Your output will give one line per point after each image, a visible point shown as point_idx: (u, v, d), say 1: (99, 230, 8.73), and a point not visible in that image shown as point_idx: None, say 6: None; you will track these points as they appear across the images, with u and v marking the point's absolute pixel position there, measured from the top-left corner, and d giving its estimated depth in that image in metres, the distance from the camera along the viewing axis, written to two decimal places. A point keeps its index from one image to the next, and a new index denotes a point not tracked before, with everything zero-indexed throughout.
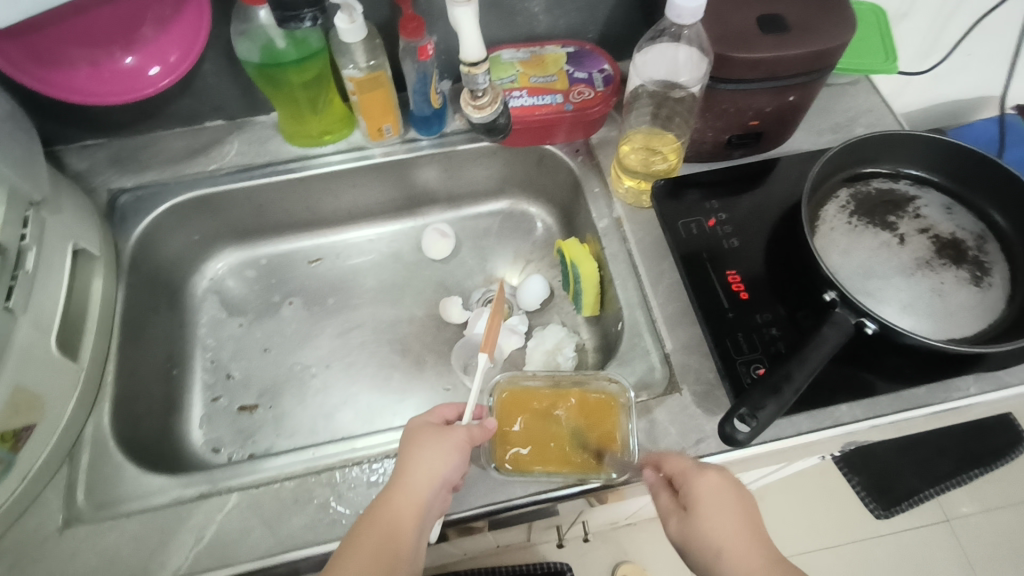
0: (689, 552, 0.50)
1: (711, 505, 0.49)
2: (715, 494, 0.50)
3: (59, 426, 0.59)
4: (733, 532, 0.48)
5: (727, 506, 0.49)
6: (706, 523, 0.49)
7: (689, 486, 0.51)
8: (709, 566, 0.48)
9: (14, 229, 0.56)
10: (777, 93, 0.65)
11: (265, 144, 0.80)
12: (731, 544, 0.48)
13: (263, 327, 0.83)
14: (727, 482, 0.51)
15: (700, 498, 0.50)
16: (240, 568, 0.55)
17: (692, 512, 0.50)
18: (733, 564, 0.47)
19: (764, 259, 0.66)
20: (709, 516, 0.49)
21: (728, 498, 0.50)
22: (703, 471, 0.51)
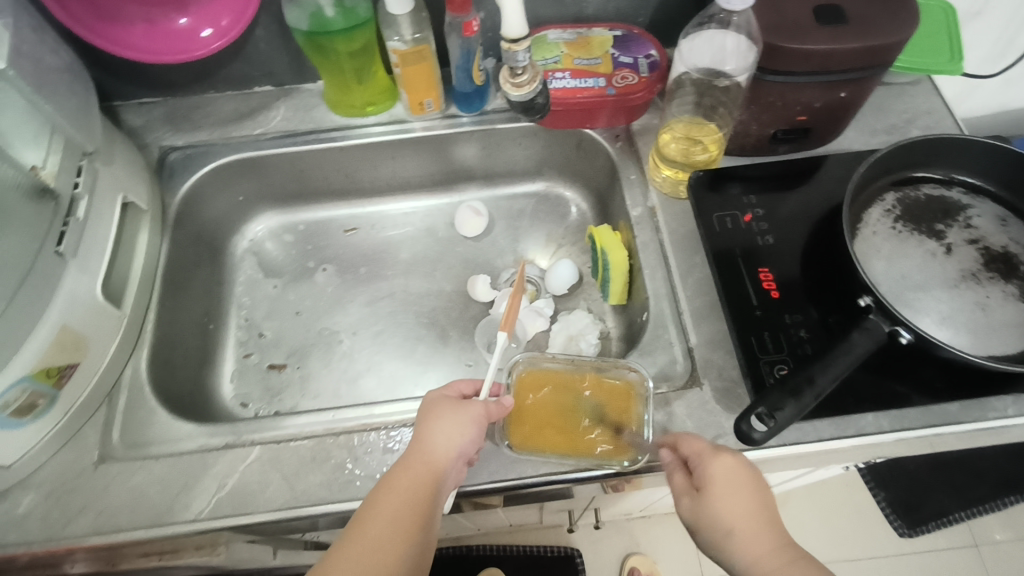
0: (700, 531, 0.51)
1: (726, 487, 0.50)
2: (730, 476, 0.50)
3: (100, 367, 0.62)
4: (746, 514, 0.49)
5: (741, 489, 0.50)
6: (720, 504, 0.49)
7: (704, 467, 0.51)
8: (720, 545, 0.49)
9: (68, 177, 0.60)
10: (827, 88, 0.63)
11: (310, 111, 0.82)
12: (744, 525, 0.48)
13: (296, 291, 0.86)
14: (743, 465, 0.51)
15: (715, 479, 0.50)
16: (257, 517, 0.57)
17: (705, 493, 0.51)
18: (745, 545, 0.48)
19: (799, 259, 0.64)
20: (722, 497, 0.50)
21: (742, 481, 0.50)
22: (719, 453, 0.52)
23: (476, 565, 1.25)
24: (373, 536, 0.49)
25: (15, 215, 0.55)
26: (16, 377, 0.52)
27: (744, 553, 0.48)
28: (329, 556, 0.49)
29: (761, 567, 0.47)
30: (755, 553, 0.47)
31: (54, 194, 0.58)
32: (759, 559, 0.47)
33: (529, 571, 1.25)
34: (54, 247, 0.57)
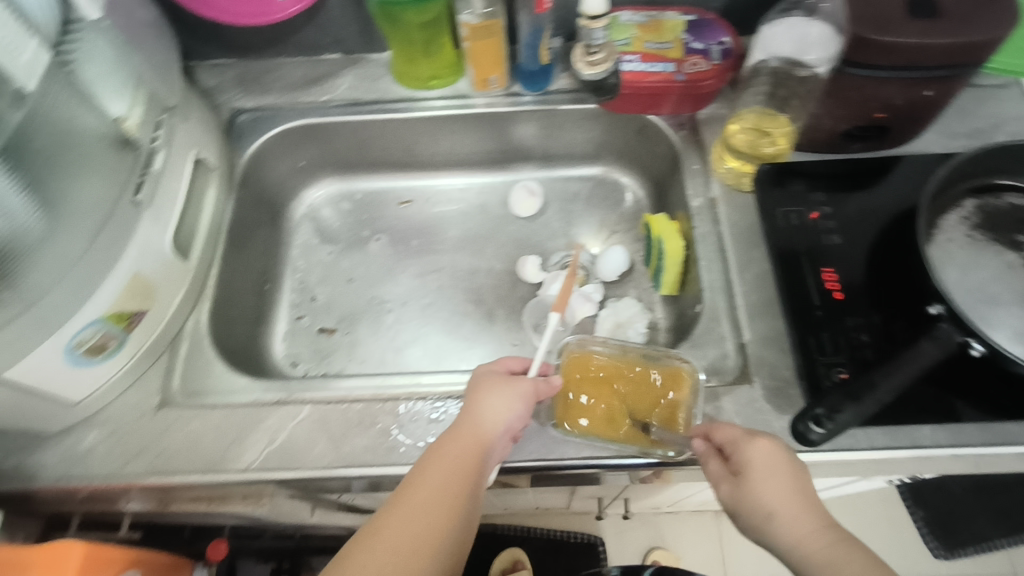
0: (741, 516, 0.49)
1: (764, 469, 0.49)
2: (768, 460, 0.49)
3: (166, 315, 0.65)
4: (787, 496, 0.47)
5: (780, 471, 0.49)
6: (759, 486, 0.48)
7: (740, 452, 0.50)
8: (762, 528, 0.47)
9: (148, 130, 0.61)
10: (911, 85, 0.60)
11: (376, 81, 0.83)
12: (785, 508, 0.47)
13: (350, 259, 0.87)
14: (781, 452, 0.50)
15: (752, 464, 0.49)
16: (304, 472, 0.59)
17: (743, 477, 0.49)
18: (787, 528, 0.46)
19: (867, 262, 0.62)
20: (760, 479, 0.48)
21: (780, 464, 0.49)
22: (754, 437, 0.51)
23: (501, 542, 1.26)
24: (423, 499, 0.51)
25: (98, 161, 0.58)
26: (91, 318, 0.55)
27: (787, 535, 0.46)
28: (380, 515, 0.50)
29: (806, 549, 0.45)
30: (798, 534, 0.46)
31: (135, 146, 0.60)
32: (803, 540, 0.45)
33: (553, 554, 1.27)
34: (132, 197, 0.57)
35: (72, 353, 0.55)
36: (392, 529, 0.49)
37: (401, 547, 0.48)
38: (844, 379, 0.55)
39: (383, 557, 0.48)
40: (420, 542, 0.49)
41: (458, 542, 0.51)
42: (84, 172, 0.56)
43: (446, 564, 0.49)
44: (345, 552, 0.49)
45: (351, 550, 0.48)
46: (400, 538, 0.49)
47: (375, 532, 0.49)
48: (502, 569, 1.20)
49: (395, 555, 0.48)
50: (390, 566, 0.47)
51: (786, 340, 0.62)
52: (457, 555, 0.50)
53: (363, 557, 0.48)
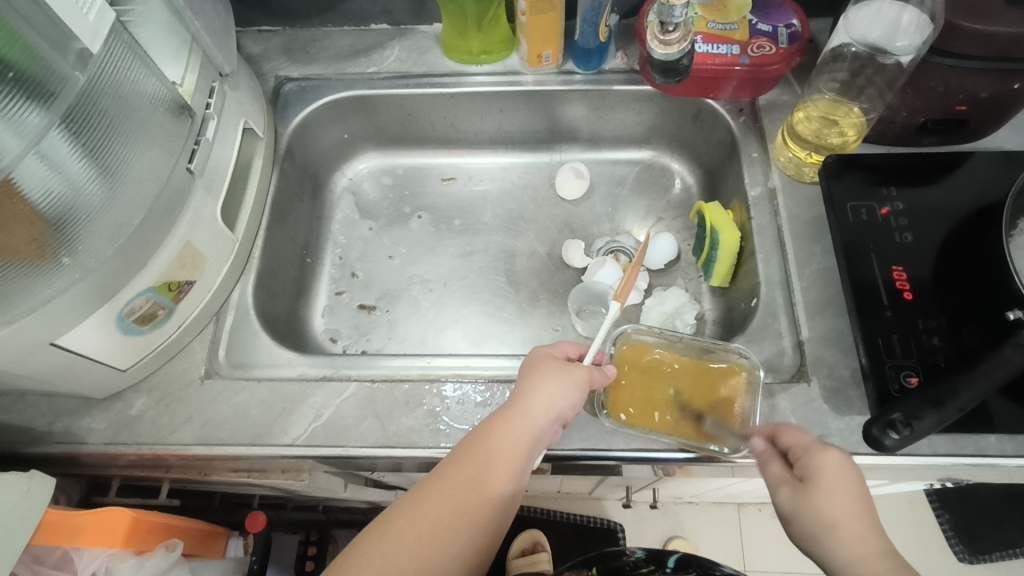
0: (795, 522, 0.48)
1: (832, 482, 0.47)
2: (838, 473, 0.48)
3: (213, 286, 0.64)
4: (852, 513, 0.46)
5: (848, 487, 0.47)
6: (824, 498, 0.47)
7: (809, 458, 0.49)
8: (817, 539, 0.46)
9: (202, 97, 0.60)
10: (1001, 77, 0.57)
11: (424, 54, 0.81)
12: (847, 525, 0.46)
13: (391, 235, 0.86)
14: (852, 466, 0.48)
15: (820, 473, 0.48)
16: (350, 450, 0.58)
17: (808, 485, 0.48)
18: (845, 546, 0.45)
19: (939, 262, 0.59)
20: (826, 491, 0.47)
21: (849, 480, 0.47)
22: (827, 450, 0.49)
23: (521, 524, 1.26)
24: (465, 478, 0.51)
25: (155, 127, 0.55)
26: (143, 286, 0.54)
27: (843, 552, 0.45)
28: (423, 485, 0.51)
29: (858, 568, 0.44)
30: (857, 553, 0.45)
31: (190, 112, 0.59)
32: (859, 560, 0.45)
33: (572, 537, 1.26)
34: (187, 163, 0.57)
35: (123, 321, 0.55)
36: (432, 502, 0.50)
37: (441, 519, 0.50)
38: (913, 383, 0.53)
39: (420, 528, 0.50)
40: (458, 519, 0.50)
41: (496, 520, 0.52)
42: (143, 139, 0.54)
43: (482, 541, 0.51)
44: (388, 514, 0.52)
45: (393, 514, 0.51)
46: (439, 512, 0.50)
47: (416, 501, 0.51)
48: (521, 550, 1.20)
49: (432, 527, 0.50)
50: (426, 537, 0.49)
51: (847, 339, 0.60)
52: (494, 532, 0.52)
53: (403, 524, 0.50)
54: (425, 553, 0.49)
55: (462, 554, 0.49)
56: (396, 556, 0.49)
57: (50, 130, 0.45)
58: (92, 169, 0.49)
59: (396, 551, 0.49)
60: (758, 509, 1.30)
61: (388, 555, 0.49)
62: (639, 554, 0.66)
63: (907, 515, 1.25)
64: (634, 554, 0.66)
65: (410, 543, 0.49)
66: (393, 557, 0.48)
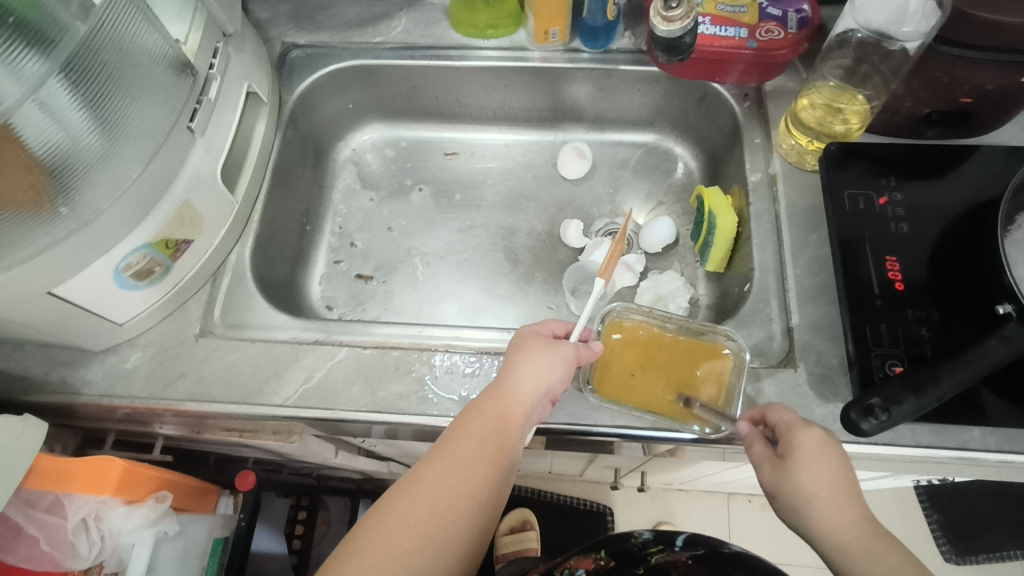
0: (780, 497, 0.50)
1: (811, 458, 0.48)
2: (818, 449, 0.48)
3: (211, 246, 0.65)
4: (831, 486, 0.47)
5: (826, 463, 0.48)
6: (803, 473, 0.48)
7: (790, 436, 0.50)
8: (799, 511, 0.48)
9: (205, 57, 0.61)
10: (1008, 69, 0.56)
11: (431, 26, 0.80)
12: (825, 496, 0.47)
13: (391, 207, 0.87)
14: (833, 442, 0.49)
15: (800, 448, 0.49)
16: (338, 413, 0.59)
17: (789, 462, 0.49)
18: (823, 515, 0.47)
19: (933, 254, 0.58)
20: (806, 465, 0.48)
21: (830, 455, 0.48)
22: (807, 427, 0.50)
23: (510, 502, 1.28)
24: (460, 456, 0.51)
25: (157, 84, 0.55)
26: (140, 242, 0.55)
27: (821, 522, 0.47)
28: (418, 467, 0.52)
29: (837, 537, 0.46)
30: (834, 523, 0.47)
31: (192, 71, 0.59)
32: (835, 528, 0.46)
33: (560, 518, 1.28)
34: (187, 122, 0.57)
35: (121, 274, 0.56)
36: (429, 482, 0.51)
37: (439, 498, 0.50)
38: (897, 372, 0.53)
39: (419, 508, 0.50)
40: (456, 497, 0.51)
41: (493, 496, 0.52)
42: (145, 95, 0.54)
43: (480, 517, 0.51)
44: (385, 497, 0.52)
45: (390, 498, 0.51)
46: (436, 491, 0.50)
47: (413, 483, 0.51)
48: (510, 527, 1.23)
49: (431, 507, 0.50)
50: (425, 517, 0.50)
51: (837, 328, 0.60)
52: (492, 507, 0.52)
53: (402, 506, 0.50)
54: (426, 532, 0.49)
55: (462, 530, 0.50)
56: (397, 538, 0.49)
57: (50, 77, 0.46)
58: (91, 120, 0.50)
59: (396, 533, 0.49)
60: (747, 500, 1.31)
61: (390, 537, 0.49)
62: (647, 534, 0.60)
63: (896, 513, 1.25)
64: (642, 535, 0.59)
65: (411, 524, 0.49)
66: (395, 539, 0.49)
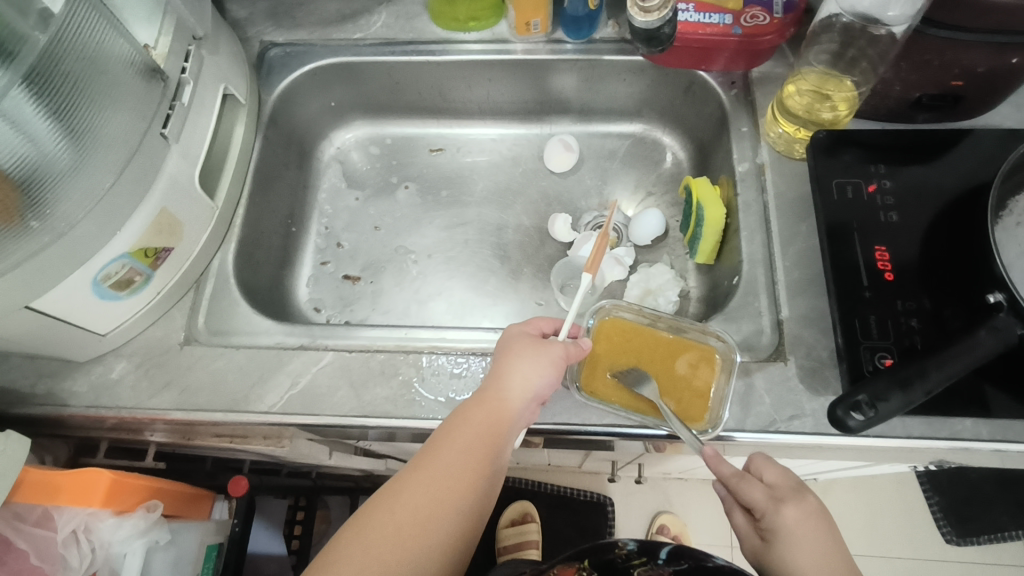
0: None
1: (793, 535, 0.49)
2: (798, 527, 0.49)
3: (192, 253, 0.64)
4: (817, 566, 0.48)
5: (809, 538, 0.49)
6: (788, 554, 0.49)
7: (769, 515, 0.50)
8: None
9: (177, 60, 0.59)
10: (997, 51, 0.55)
11: (412, 20, 0.79)
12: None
13: (377, 206, 0.86)
14: (814, 518, 0.50)
15: (780, 529, 0.49)
16: (323, 418, 0.59)
17: (772, 541, 0.50)
18: None
19: (924, 242, 0.57)
20: (790, 547, 0.49)
21: (809, 531, 0.49)
22: (784, 502, 0.50)
23: (510, 495, 1.28)
24: (444, 465, 0.51)
25: (127, 91, 0.54)
26: (118, 252, 0.54)
27: None
28: (402, 475, 0.52)
29: None
30: None
31: (163, 76, 0.58)
32: None
33: (559, 510, 1.28)
34: (160, 129, 0.56)
35: (99, 285, 0.55)
36: (412, 490, 0.51)
37: (422, 506, 0.50)
38: (887, 365, 0.52)
39: (400, 518, 0.50)
40: (438, 505, 0.50)
41: (477, 503, 0.52)
42: (114, 103, 0.53)
43: (463, 524, 0.51)
44: (368, 507, 0.52)
45: (371, 506, 0.51)
46: (418, 500, 0.50)
47: (395, 492, 0.51)
48: (511, 520, 1.23)
49: (413, 515, 0.50)
50: (407, 526, 0.50)
51: (827, 320, 0.59)
52: (476, 515, 0.52)
53: (382, 517, 0.50)
54: (407, 544, 0.49)
55: (444, 539, 0.50)
56: (376, 549, 0.48)
57: (12, 89, 0.45)
58: (58, 132, 0.49)
59: (376, 544, 0.49)
60: None
61: (368, 548, 0.49)
62: (631, 545, 0.61)
63: (896, 496, 1.25)
64: (626, 546, 0.62)
65: (391, 535, 0.49)
66: (373, 551, 0.48)
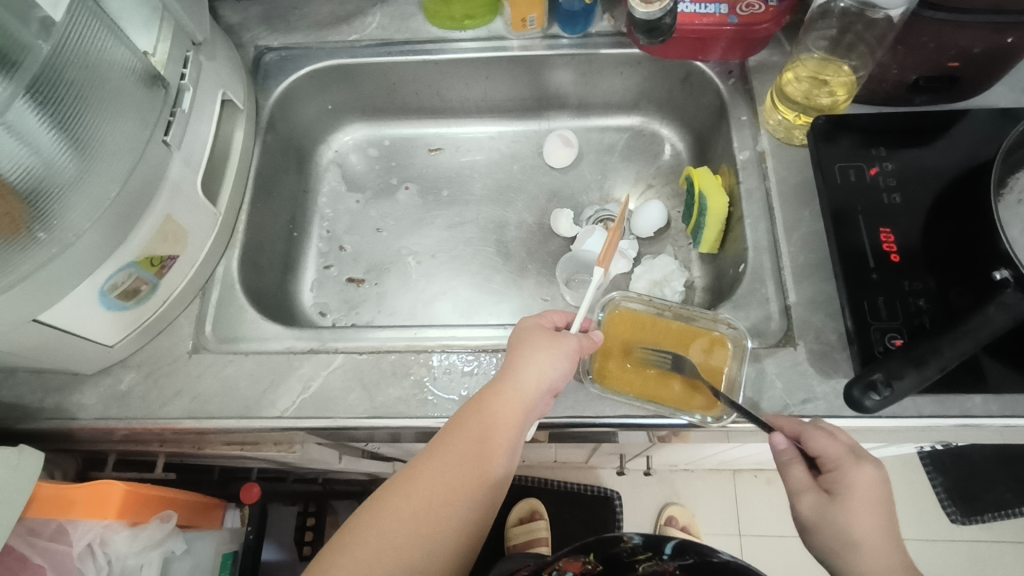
0: (818, 533, 0.49)
1: (864, 497, 0.48)
2: (869, 490, 0.48)
3: (197, 260, 0.64)
4: (876, 530, 0.47)
5: (876, 502, 0.48)
6: (851, 516, 0.48)
7: (840, 475, 0.49)
8: (840, 554, 0.48)
9: (176, 67, 0.59)
10: (993, 31, 0.55)
11: (406, 21, 0.79)
12: (869, 541, 0.47)
13: (378, 208, 0.86)
14: (881, 481, 0.49)
15: (853, 491, 0.48)
16: (337, 421, 0.59)
17: (838, 502, 0.49)
18: (864, 560, 0.47)
19: (928, 223, 0.58)
20: (857, 511, 0.48)
21: (876, 494, 0.48)
22: (860, 463, 0.49)
23: (518, 492, 1.28)
24: (459, 453, 0.51)
25: (128, 99, 0.54)
26: (124, 261, 0.54)
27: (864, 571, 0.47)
28: (416, 462, 0.52)
29: None
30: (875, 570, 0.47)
31: (163, 83, 0.57)
32: None
33: (568, 506, 1.28)
34: (163, 136, 0.55)
35: (106, 296, 0.55)
36: (427, 478, 0.51)
37: (437, 494, 0.50)
38: (898, 345, 0.53)
39: (415, 505, 0.50)
40: (453, 493, 0.50)
41: (491, 493, 0.52)
42: (116, 111, 0.53)
43: (477, 512, 0.51)
44: (383, 491, 0.52)
45: (387, 492, 0.51)
46: (432, 488, 0.50)
47: (410, 479, 0.51)
48: (520, 517, 1.23)
49: (428, 502, 0.50)
50: (422, 513, 0.50)
51: (835, 303, 0.59)
52: (490, 504, 0.52)
53: (398, 502, 0.50)
54: (422, 530, 0.49)
55: (458, 525, 0.50)
56: (392, 534, 0.49)
57: (16, 100, 0.45)
58: (62, 142, 0.49)
59: (392, 529, 0.49)
60: (754, 475, 1.30)
61: (383, 533, 0.49)
62: (637, 540, 0.58)
63: (901, 478, 1.26)
64: (632, 541, 0.58)
65: (406, 521, 0.50)
66: (389, 536, 0.49)
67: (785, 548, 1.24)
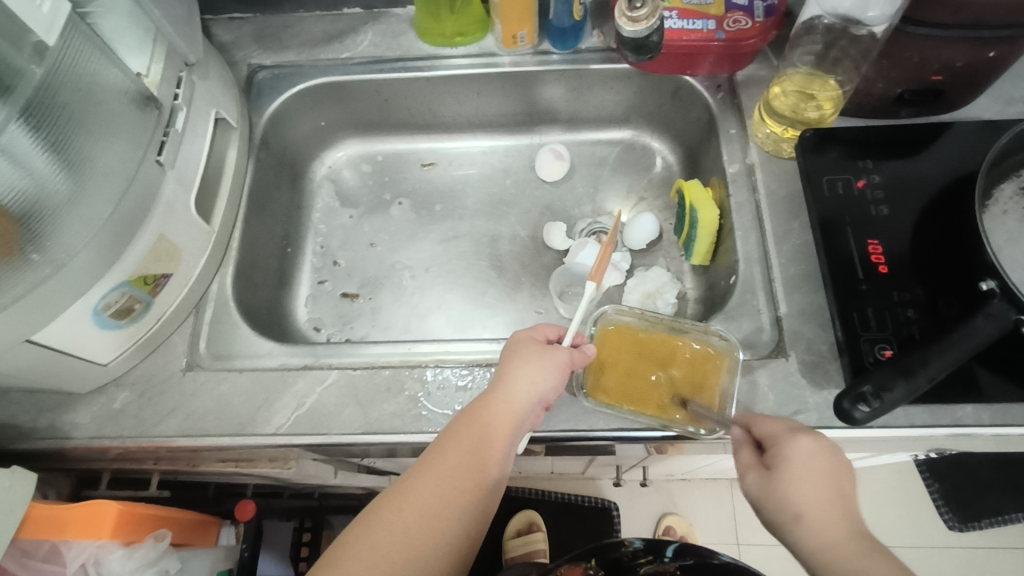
0: (766, 510, 0.49)
1: (804, 467, 0.47)
2: (808, 461, 0.47)
3: (191, 278, 0.64)
4: (820, 501, 0.46)
5: (820, 473, 0.47)
6: (791, 488, 0.47)
7: (778, 447, 0.49)
8: (786, 527, 0.47)
9: (169, 87, 0.60)
10: (974, 45, 0.56)
11: (398, 38, 0.80)
12: (811, 511, 0.46)
13: (372, 223, 0.86)
14: (824, 452, 0.48)
15: (789, 461, 0.48)
16: (331, 437, 0.59)
17: (777, 474, 0.48)
18: (811, 530, 0.45)
19: (915, 234, 0.59)
20: (795, 481, 0.47)
21: (818, 465, 0.47)
22: (798, 435, 0.49)
23: (514, 504, 1.28)
24: (451, 466, 0.51)
25: (119, 118, 0.55)
26: (118, 281, 0.54)
27: (811, 541, 0.45)
28: (409, 476, 0.52)
29: (827, 556, 0.44)
30: (823, 541, 0.45)
31: (157, 103, 0.58)
32: (825, 547, 0.44)
33: (565, 517, 1.28)
34: (156, 156, 0.56)
35: (100, 315, 0.55)
36: (419, 491, 0.51)
37: (429, 507, 0.50)
38: (887, 356, 0.53)
39: (407, 518, 0.50)
40: (446, 505, 0.50)
41: (484, 505, 0.52)
42: (107, 131, 0.53)
43: (470, 525, 0.51)
44: (376, 505, 0.52)
45: (380, 506, 0.51)
46: (426, 500, 0.50)
47: (402, 493, 0.51)
48: (518, 529, 1.23)
49: (421, 515, 0.50)
50: (415, 526, 0.50)
51: (825, 314, 0.60)
52: (483, 516, 0.52)
53: (390, 516, 0.50)
54: (415, 543, 0.49)
55: (451, 538, 0.50)
56: (384, 548, 0.49)
57: (10, 123, 0.46)
58: (55, 163, 0.50)
59: (384, 543, 0.49)
60: None
61: (376, 547, 0.49)
62: (637, 544, 0.58)
63: (897, 484, 1.27)
64: (632, 544, 0.58)
65: (399, 534, 0.49)
66: (381, 550, 0.49)
67: (783, 556, 1.24)
